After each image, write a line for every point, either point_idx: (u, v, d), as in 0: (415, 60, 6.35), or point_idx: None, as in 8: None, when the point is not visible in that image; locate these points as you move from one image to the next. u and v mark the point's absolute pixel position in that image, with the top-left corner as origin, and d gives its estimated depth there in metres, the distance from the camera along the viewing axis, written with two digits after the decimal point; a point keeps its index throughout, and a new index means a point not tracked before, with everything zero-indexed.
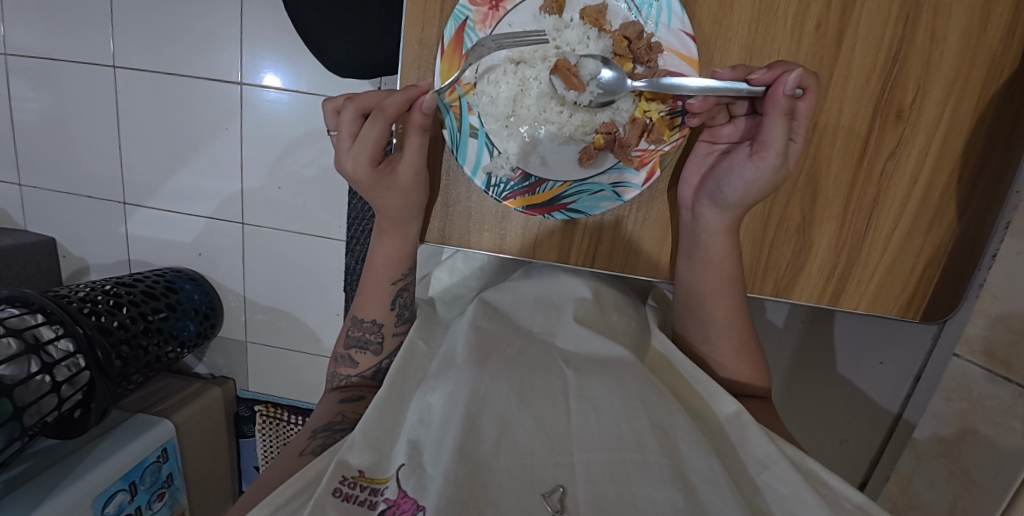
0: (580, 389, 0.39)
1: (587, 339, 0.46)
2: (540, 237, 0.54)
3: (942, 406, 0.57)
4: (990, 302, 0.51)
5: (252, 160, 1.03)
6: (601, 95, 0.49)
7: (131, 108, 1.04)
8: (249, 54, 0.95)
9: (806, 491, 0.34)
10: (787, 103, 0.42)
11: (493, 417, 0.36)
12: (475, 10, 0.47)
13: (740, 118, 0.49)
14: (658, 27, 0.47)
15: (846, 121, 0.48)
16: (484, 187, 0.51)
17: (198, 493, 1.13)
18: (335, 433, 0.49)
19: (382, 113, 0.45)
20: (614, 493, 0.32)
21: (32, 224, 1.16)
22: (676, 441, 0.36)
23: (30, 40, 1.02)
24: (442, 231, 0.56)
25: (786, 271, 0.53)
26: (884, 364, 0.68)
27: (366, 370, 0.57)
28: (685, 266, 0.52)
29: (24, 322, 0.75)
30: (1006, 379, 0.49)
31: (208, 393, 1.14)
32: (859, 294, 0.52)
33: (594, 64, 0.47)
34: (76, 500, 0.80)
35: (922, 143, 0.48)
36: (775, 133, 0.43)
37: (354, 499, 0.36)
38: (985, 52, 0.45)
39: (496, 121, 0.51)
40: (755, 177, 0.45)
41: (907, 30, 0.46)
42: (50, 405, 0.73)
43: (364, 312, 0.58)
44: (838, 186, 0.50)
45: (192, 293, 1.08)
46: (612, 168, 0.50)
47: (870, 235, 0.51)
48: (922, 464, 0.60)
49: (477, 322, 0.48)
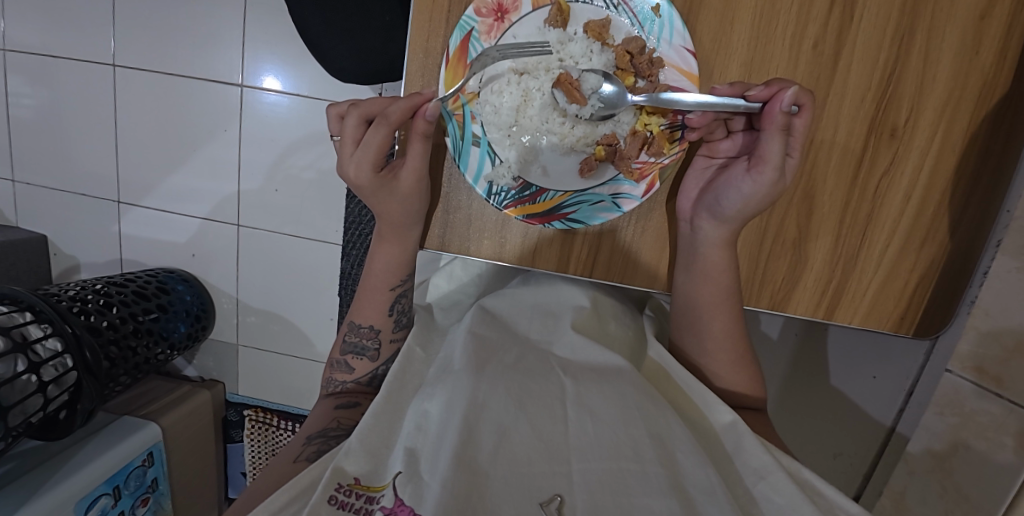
0: (577, 397, 0.40)
1: (584, 346, 0.47)
2: (539, 245, 0.54)
3: (935, 421, 0.57)
4: (981, 318, 0.52)
5: (251, 162, 1.02)
6: (602, 108, 0.49)
7: (129, 107, 1.03)
8: (250, 56, 0.95)
9: (802, 502, 0.34)
10: (784, 119, 0.42)
11: (490, 425, 0.36)
12: (481, 21, 0.47)
13: (738, 134, 0.50)
14: (660, 42, 0.47)
15: (842, 137, 0.49)
16: (485, 195, 0.51)
17: (181, 500, 1.10)
18: (330, 439, 0.48)
19: (387, 119, 0.46)
20: (611, 502, 0.32)
21: (24, 221, 1.15)
22: (674, 451, 0.36)
23: (29, 36, 1.02)
24: (441, 237, 0.56)
25: (781, 284, 0.53)
26: (878, 379, 0.68)
27: (362, 376, 0.57)
28: (682, 278, 0.52)
29: (12, 320, 0.75)
30: (997, 394, 0.50)
31: (196, 397, 1.13)
32: (853, 309, 0.53)
33: (596, 79, 0.48)
34: (58, 503, 0.79)
35: (915, 161, 0.49)
36: (772, 148, 0.44)
37: (349, 507, 0.36)
38: (977, 75, 0.47)
39: (499, 131, 0.51)
40: (753, 191, 0.46)
41: (901, 52, 0.47)
42: (35, 406, 0.73)
43: (361, 318, 0.57)
44: (834, 201, 0.51)
45: (184, 294, 1.07)
46: (613, 179, 0.51)
47: (865, 251, 0.51)
48: (914, 478, 0.60)
49: (475, 329, 0.49)
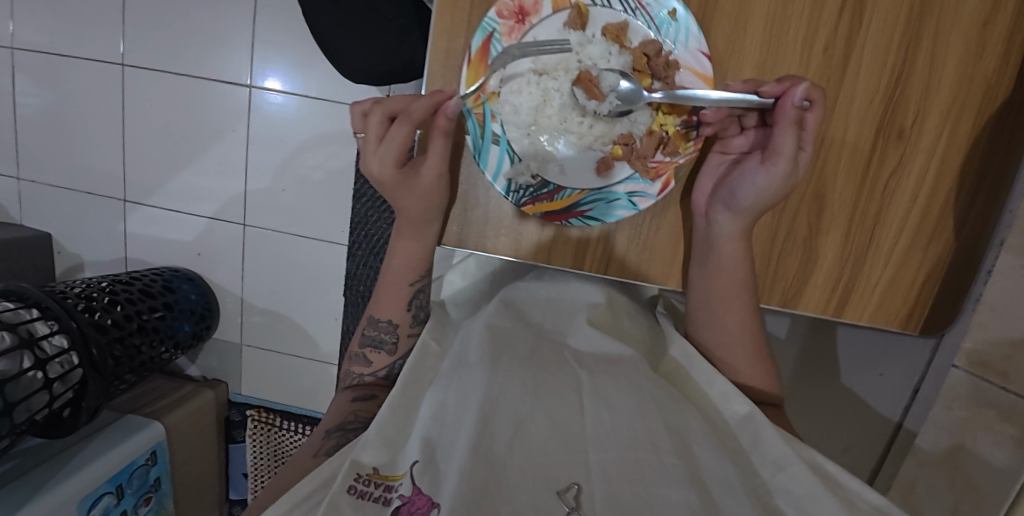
0: (594, 389, 0.41)
1: (600, 337, 0.48)
2: (555, 242, 0.55)
3: (943, 415, 0.59)
4: (988, 315, 0.53)
5: (259, 162, 1.03)
6: (620, 106, 0.50)
7: (138, 106, 1.04)
8: (260, 58, 0.96)
9: (822, 493, 0.34)
10: (796, 114, 0.44)
11: (507, 417, 0.37)
12: (502, 22, 0.48)
13: (751, 130, 0.51)
14: (676, 45, 0.49)
15: (851, 138, 0.50)
16: (503, 193, 0.53)
17: (184, 499, 1.09)
18: (348, 433, 0.49)
19: (410, 116, 0.47)
20: (629, 493, 0.32)
21: (28, 218, 1.15)
22: (690, 443, 0.37)
23: (38, 36, 1.03)
24: (459, 233, 0.57)
25: (792, 281, 0.54)
26: (884, 376, 0.69)
27: (379, 370, 0.57)
28: (698, 272, 0.54)
29: (19, 317, 0.74)
30: (1003, 388, 0.51)
31: (200, 396, 1.13)
32: (862, 306, 0.54)
33: (614, 78, 0.49)
34: (61, 502, 0.79)
35: (922, 162, 0.50)
36: (786, 142, 0.45)
37: (368, 496, 0.36)
38: (981, 79, 0.48)
39: (518, 130, 0.52)
40: (768, 184, 0.47)
41: (908, 57, 0.48)
42: (39, 404, 0.72)
43: (380, 311, 0.58)
44: (844, 201, 0.52)
45: (189, 293, 1.07)
46: (628, 178, 0.52)
47: (873, 249, 0.53)
48: (923, 470, 0.61)
49: (493, 323, 0.50)
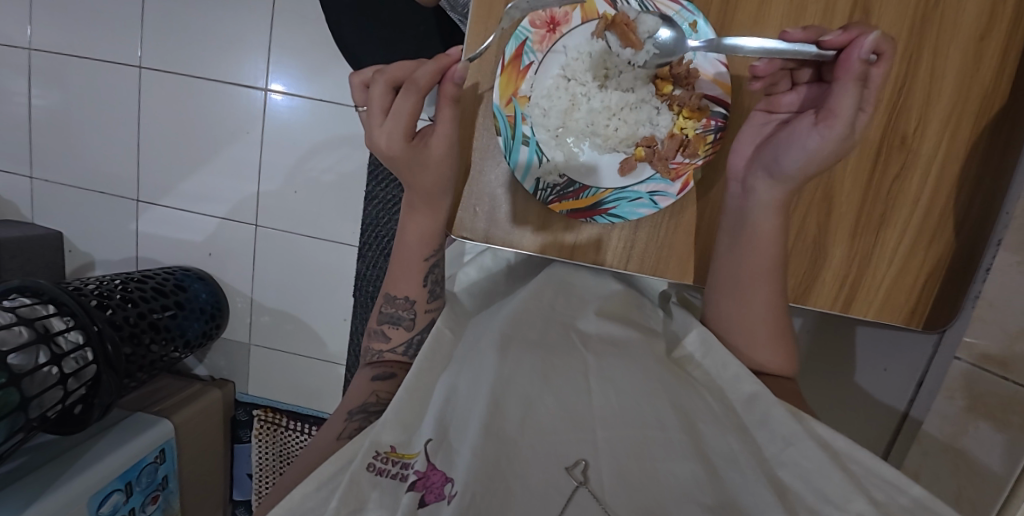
0: (599, 371, 0.43)
1: (608, 324, 0.51)
2: (580, 245, 0.58)
3: (947, 405, 0.61)
4: (988, 309, 0.56)
5: (272, 164, 1.05)
6: (658, 55, 0.51)
7: (153, 108, 1.06)
8: (275, 63, 0.98)
9: (831, 468, 0.36)
10: (861, 68, 0.42)
11: (517, 399, 0.39)
12: (535, 31, 0.52)
13: (802, 86, 0.50)
14: (695, 54, 0.51)
15: (857, 144, 0.53)
16: (532, 191, 0.55)
17: (190, 497, 1.09)
18: (372, 415, 0.50)
19: (416, 84, 0.46)
20: (636, 467, 0.34)
21: (40, 217, 1.16)
22: (695, 422, 0.39)
23: (58, 40, 1.05)
24: (486, 231, 0.58)
25: (802, 279, 0.57)
26: (887, 371, 0.72)
27: (398, 345, 0.60)
28: (726, 247, 0.54)
29: (35, 312, 0.76)
30: (1003, 377, 0.54)
31: (208, 395, 1.14)
32: (869, 303, 0.57)
33: (654, 22, 0.49)
34: (72, 497, 0.79)
35: (924, 167, 0.53)
36: (845, 102, 0.43)
37: (386, 473, 0.37)
38: (978, 89, 0.51)
39: (547, 132, 0.54)
40: (819, 146, 0.45)
41: (910, 68, 0.51)
42: (52, 400, 0.73)
43: (397, 289, 0.60)
44: (851, 203, 0.55)
45: (199, 292, 1.08)
46: (650, 178, 0.54)
47: (879, 249, 0.55)
48: (929, 455, 0.63)
49: (517, 314, 0.52)
